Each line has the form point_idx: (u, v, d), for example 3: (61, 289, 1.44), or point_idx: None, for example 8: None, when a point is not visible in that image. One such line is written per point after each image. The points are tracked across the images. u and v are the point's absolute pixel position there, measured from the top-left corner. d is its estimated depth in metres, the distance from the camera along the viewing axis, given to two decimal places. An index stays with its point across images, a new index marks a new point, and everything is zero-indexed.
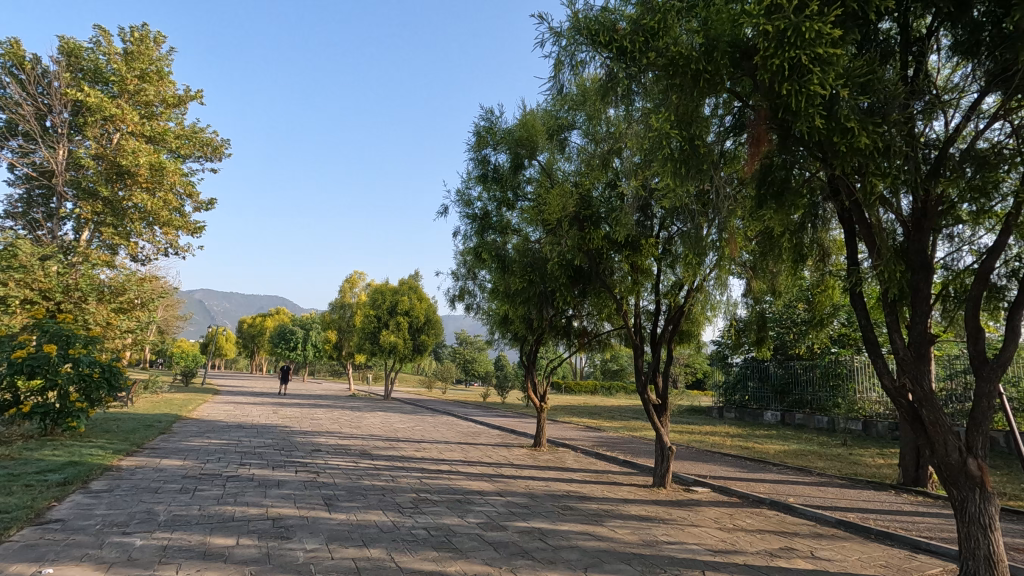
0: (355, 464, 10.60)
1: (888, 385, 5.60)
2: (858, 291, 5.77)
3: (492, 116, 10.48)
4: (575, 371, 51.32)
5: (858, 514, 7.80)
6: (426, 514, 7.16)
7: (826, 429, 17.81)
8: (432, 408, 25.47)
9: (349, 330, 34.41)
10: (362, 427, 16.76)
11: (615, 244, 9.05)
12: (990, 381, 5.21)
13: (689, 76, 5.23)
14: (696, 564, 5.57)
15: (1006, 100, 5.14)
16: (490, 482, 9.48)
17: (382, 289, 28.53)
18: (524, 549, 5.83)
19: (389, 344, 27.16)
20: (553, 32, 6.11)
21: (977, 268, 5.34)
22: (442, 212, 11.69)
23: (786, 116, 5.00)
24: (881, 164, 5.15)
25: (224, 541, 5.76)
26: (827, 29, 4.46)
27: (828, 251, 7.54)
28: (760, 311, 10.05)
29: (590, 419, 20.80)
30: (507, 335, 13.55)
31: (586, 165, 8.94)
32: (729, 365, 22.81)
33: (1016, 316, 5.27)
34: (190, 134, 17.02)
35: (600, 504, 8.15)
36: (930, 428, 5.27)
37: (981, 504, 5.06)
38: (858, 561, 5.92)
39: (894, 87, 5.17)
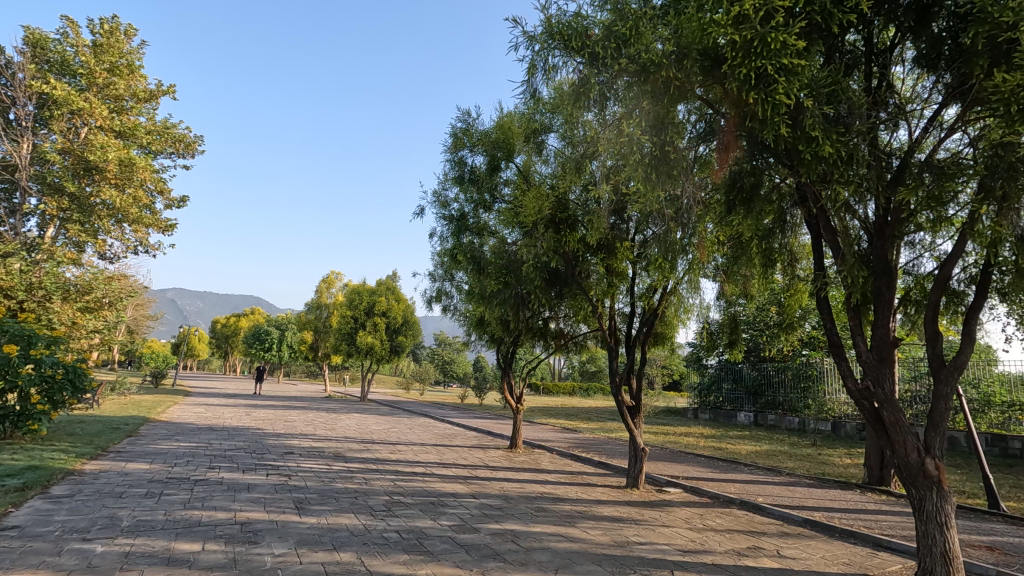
0: (328, 467, 10.49)
1: (852, 387, 5.75)
2: (824, 296, 5.92)
3: (468, 117, 10.46)
4: (554, 373, 51.53)
5: (824, 512, 7.99)
6: (398, 517, 7.12)
7: (797, 430, 18.19)
8: (408, 410, 25.29)
9: (325, 330, 34.01)
10: (337, 429, 16.57)
11: (590, 247, 9.17)
12: (948, 383, 5.39)
13: (660, 82, 5.34)
14: (665, 564, 5.64)
15: (964, 113, 5.33)
16: (465, 484, 9.47)
17: (359, 289, 28.24)
18: (497, 551, 5.84)
19: (366, 345, 26.89)
20: (526, 35, 6.12)
21: (937, 274, 5.51)
22: (419, 212, 11.62)
23: (753, 124, 5.13)
24: (846, 172, 5.30)
25: (189, 546, 5.64)
26: (792, 40, 4.57)
27: (797, 256, 7.73)
28: (733, 314, 10.22)
29: (567, 421, 20.90)
30: (484, 336, 13.55)
31: (562, 168, 8.99)
32: (704, 367, 23.14)
33: (974, 321, 5.45)
34: (162, 129, 16.64)
35: (574, 505, 8.19)
36: (891, 429, 5.43)
37: (939, 502, 5.22)
38: (822, 559, 6.07)
39: (858, 97, 5.32)
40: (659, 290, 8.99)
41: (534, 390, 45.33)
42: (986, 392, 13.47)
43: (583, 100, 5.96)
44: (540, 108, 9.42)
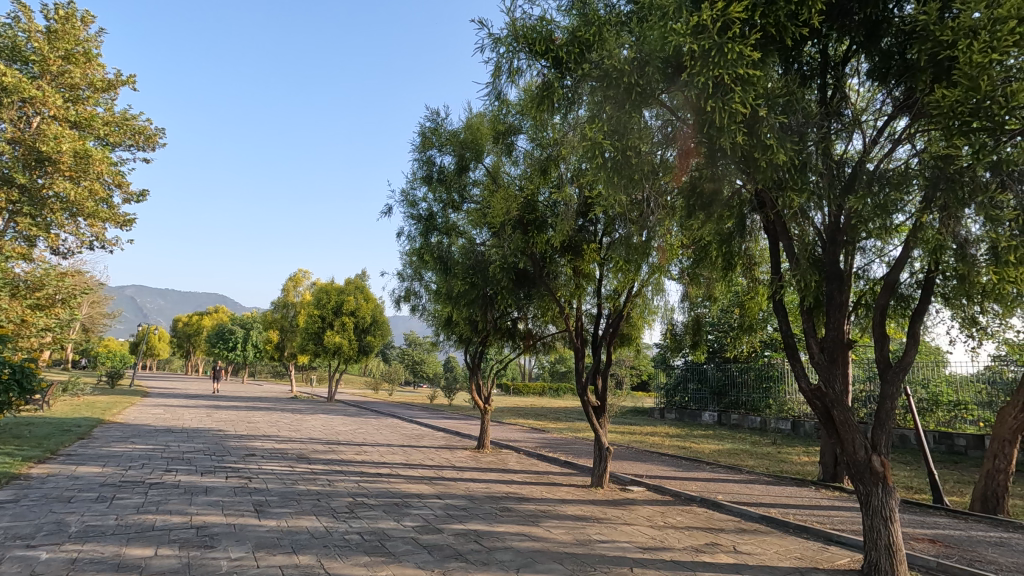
0: (291, 468, 10.32)
1: (805, 387, 5.94)
2: (780, 298, 6.11)
3: (437, 117, 10.40)
4: (524, 373, 51.64)
5: (780, 509, 8.24)
6: (361, 519, 7.05)
7: (758, 429, 18.68)
8: (376, 411, 25.02)
9: (292, 330, 33.40)
10: (302, 429, 16.30)
11: (558, 249, 9.27)
12: (893, 384, 5.64)
13: (622, 88, 5.44)
14: (625, 562, 5.74)
15: (912, 125, 5.56)
16: (430, 484, 9.43)
17: (327, 288, 27.78)
18: (459, 552, 5.84)
19: (333, 345, 26.48)
20: (492, 37, 6.13)
21: (884, 279, 5.74)
22: (387, 211, 11.49)
23: (711, 131, 5.27)
24: (800, 180, 5.49)
25: (141, 551, 5.47)
26: (747, 52, 4.72)
27: (756, 261, 7.95)
28: (697, 316, 10.42)
29: (535, 421, 21.03)
30: (452, 336, 13.52)
31: (530, 170, 9.02)
32: (670, 367, 23.53)
33: (919, 324, 5.70)
34: (120, 121, 16.07)
35: (538, 504, 8.26)
36: (840, 427, 5.64)
37: (884, 497, 5.45)
38: (775, 554, 6.27)
39: (811, 107, 5.51)
40: (624, 291, 9.09)
41: (504, 390, 45.49)
42: (934, 391, 14.07)
43: (547, 103, 6.00)
44: (509, 109, 9.44)
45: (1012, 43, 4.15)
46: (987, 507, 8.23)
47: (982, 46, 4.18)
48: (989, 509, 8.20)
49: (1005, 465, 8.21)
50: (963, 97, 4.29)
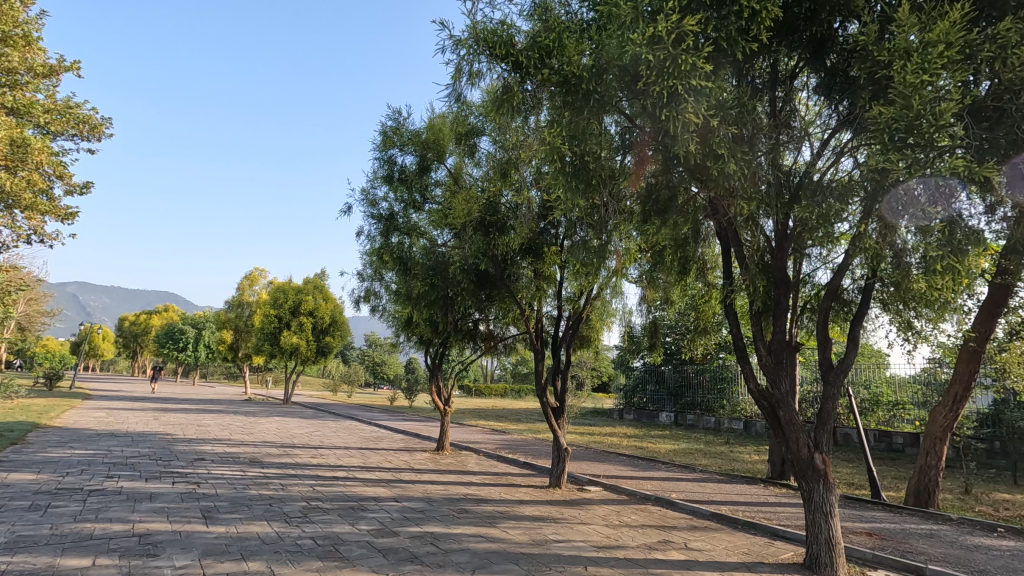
0: (243, 472, 10.02)
1: (753, 389, 6.16)
2: (731, 303, 6.33)
3: (399, 116, 10.29)
4: (486, 374, 51.52)
5: (730, 506, 8.52)
6: (315, 523, 6.91)
7: (713, 429, 19.22)
8: (334, 413, 24.53)
9: (247, 330, 32.39)
10: (255, 432, 15.84)
11: (519, 251, 9.33)
12: (835, 385, 5.93)
13: (580, 94, 5.56)
14: (579, 561, 5.82)
15: (854, 139, 5.83)
16: (388, 487, 9.32)
17: (285, 288, 27.05)
18: (414, 554, 5.80)
19: (290, 346, 25.79)
20: (453, 38, 6.09)
21: (827, 285, 6.02)
22: (346, 210, 11.26)
23: (666, 139, 5.44)
24: (749, 190, 5.71)
25: (77, 562, 5.21)
26: (700, 64, 4.89)
27: (710, 266, 8.19)
28: (654, 319, 10.65)
29: (495, 422, 21.06)
30: (412, 337, 13.39)
31: (493, 171, 9.06)
32: (629, 369, 23.96)
33: (858, 329, 5.99)
34: (63, 109, 15.26)
35: (496, 506, 8.27)
36: (785, 426, 5.89)
37: (825, 493, 5.71)
38: (724, 549, 6.48)
39: (760, 119, 5.72)
40: (584, 294, 9.22)
41: (466, 392, 45.38)
42: (875, 392, 14.86)
43: (508, 106, 6.01)
44: (472, 110, 9.45)
45: (942, 66, 4.43)
46: (919, 501, 8.72)
47: (915, 67, 4.44)
48: (921, 502, 8.70)
49: (935, 462, 8.72)
50: (898, 114, 4.55)
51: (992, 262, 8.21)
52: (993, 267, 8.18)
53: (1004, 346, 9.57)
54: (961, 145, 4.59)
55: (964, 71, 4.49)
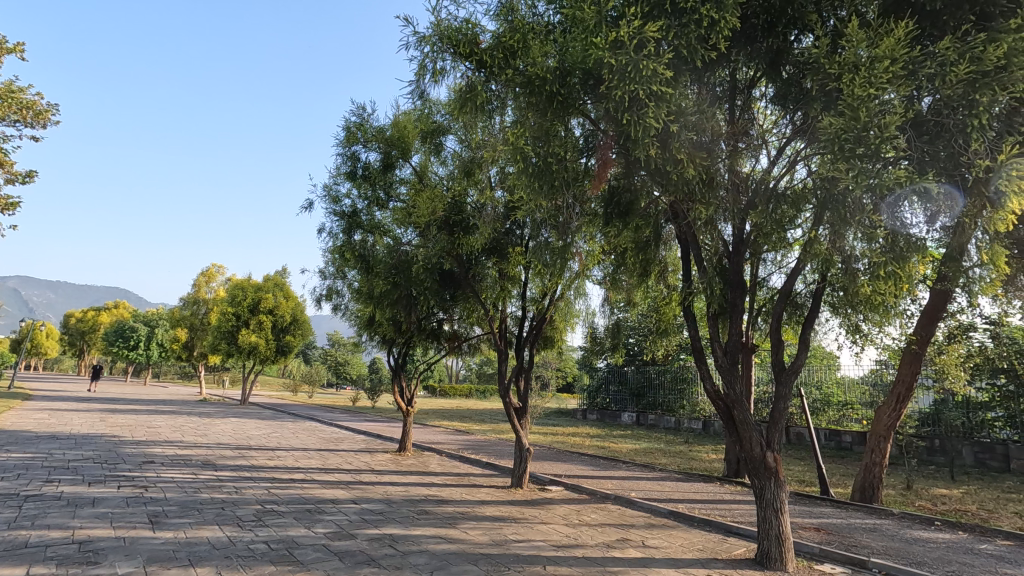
0: (195, 475, 9.68)
1: (709, 389, 6.30)
2: (690, 305, 6.45)
3: (363, 112, 10.11)
4: (451, 374, 51.23)
5: (686, 504, 8.71)
6: (269, 527, 6.73)
7: (673, 429, 19.63)
8: (294, 414, 23.96)
9: (203, 328, 31.28)
10: (210, 434, 15.33)
11: (484, 251, 9.31)
12: (786, 385, 6.14)
13: (544, 96, 5.62)
14: (538, 560, 5.84)
15: (807, 148, 6.03)
16: (347, 489, 9.15)
17: (243, 285, 26.28)
18: (371, 557, 5.71)
19: (248, 345, 25.05)
20: (417, 35, 6.03)
21: (781, 288, 6.20)
22: (308, 206, 11.00)
23: (627, 143, 5.55)
24: (707, 195, 5.86)
25: (8, 571, 4.93)
26: (660, 70, 4.96)
27: (671, 269, 8.36)
28: (616, 320, 10.78)
29: (459, 423, 20.96)
30: (375, 337, 13.21)
31: (459, 171, 9.04)
32: (593, 370, 24.23)
33: (808, 332, 6.20)
34: (4, 93, 14.38)
35: (457, 506, 8.23)
36: (739, 425, 6.05)
37: (776, 491, 5.89)
38: (679, 547, 6.62)
39: (718, 126, 5.84)
40: (548, 294, 9.28)
41: (431, 392, 45.02)
42: (826, 392, 15.47)
43: (472, 106, 5.98)
44: (439, 109, 9.41)
45: (888, 80, 4.63)
46: (864, 497, 9.10)
47: (864, 80, 4.63)
48: (866, 498, 9.08)
49: (880, 459, 9.12)
50: (846, 126, 4.74)
51: (934, 269, 8.65)
52: (934, 275, 8.60)
53: (943, 349, 10.09)
54: (904, 156, 4.84)
55: (908, 86, 4.69)
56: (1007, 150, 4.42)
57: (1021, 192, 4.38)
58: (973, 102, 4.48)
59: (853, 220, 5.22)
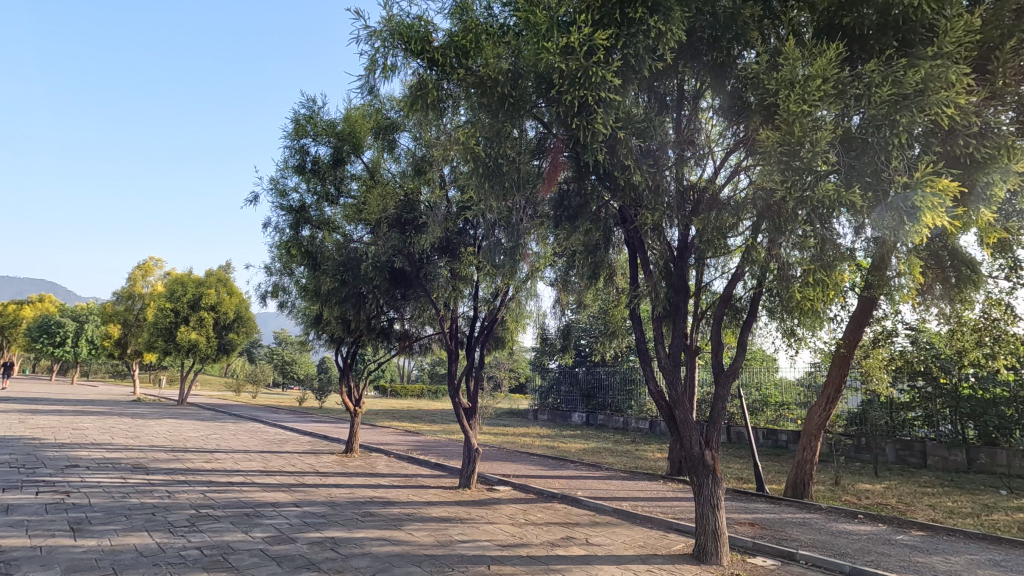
0: (123, 480, 9.16)
1: (653, 389, 6.48)
2: (636, 308, 6.62)
3: (314, 105, 9.82)
4: (403, 374, 50.58)
5: (630, 502, 8.93)
6: (203, 532, 6.46)
7: (621, 429, 20.06)
8: (236, 415, 23.00)
9: (138, 325, 29.61)
10: (142, 436, 14.54)
11: (436, 250, 9.24)
12: (725, 386, 6.41)
13: (495, 97, 5.67)
14: (483, 560, 5.86)
15: (747, 159, 6.30)
16: (289, 492, 8.88)
17: (183, 280, 25.09)
18: (311, 561, 5.57)
19: (187, 343, 23.93)
20: (367, 29, 5.93)
21: (722, 292, 6.46)
22: (253, 199, 10.58)
23: (577, 147, 5.68)
24: (653, 202, 6.05)
25: None
26: (609, 77, 5.09)
27: (619, 272, 8.56)
28: (567, 322, 10.91)
29: (409, 423, 20.77)
30: (322, 335, 12.87)
31: (412, 168, 8.96)
32: (545, 370, 24.45)
33: (746, 336, 6.47)
34: None
35: (403, 508, 8.13)
36: (681, 426, 6.26)
37: (713, 488, 6.12)
38: (622, 543, 6.78)
39: (665, 133, 6.00)
40: (500, 295, 9.33)
41: (381, 392, 44.24)
42: (764, 393, 16.20)
43: (423, 104, 5.93)
44: (392, 105, 9.27)
45: (820, 98, 4.91)
46: (796, 492, 9.59)
47: (798, 97, 4.89)
48: (797, 494, 9.57)
49: (810, 456, 9.63)
50: (782, 140, 4.99)
51: (863, 277, 9.19)
52: (862, 283, 9.14)
53: (868, 352, 10.75)
54: (833, 171, 5.14)
55: (838, 105, 4.98)
56: (923, 168, 4.76)
57: (935, 208, 4.64)
58: (895, 121, 4.79)
59: (786, 229, 5.52)
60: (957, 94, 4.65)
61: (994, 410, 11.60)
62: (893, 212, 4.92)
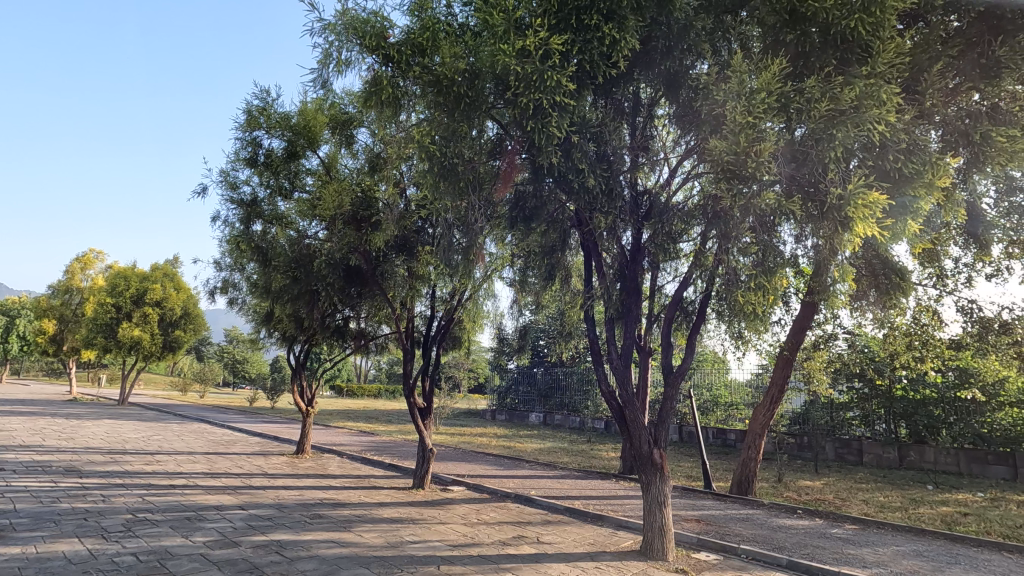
0: (53, 484, 8.66)
1: (605, 389, 6.62)
2: (590, 310, 6.76)
3: (267, 96, 9.54)
4: (360, 373, 49.78)
5: (582, 500, 9.07)
6: (140, 537, 6.18)
7: (577, 429, 20.32)
8: (181, 415, 22.07)
9: (75, 320, 28.03)
10: (77, 438, 13.78)
11: (393, 247, 9.14)
12: (674, 386, 6.59)
13: (451, 96, 5.67)
14: (433, 561, 5.83)
15: (696, 167, 6.52)
16: (234, 494, 8.60)
17: (126, 273, 23.90)
18: (255, 565, 5.42)
19: (129, 340, 22.81)
20: (321, 22, 5.84)
21: (673, 295, 6.64)
22: (201, 191, 10.19)
23: (533, 150, 5.73)
24: (608, 205, 6.16)
25: None
26: (563, 82, 5.21)
27: (574, 274, 8.68)
28: (524, 323, 10.97)
29: (364, 424, 20.43)
30: (274, 334, 12.55)
31: (369, 165, 8.85)
32: (504, 370, 24.49)
33: (695, 337, 6.68)
34: None
35: (354, 509, 7.99)
36: (631, 426, 6.40)
37: (660, 485, 6.27)
38: (572, 541, 6.88)
39: (619, 139, 6.13)
40: (457, 295, 9.33)
41: (336, 392, 43.36)
42: (715, 394, 16.72)
43: (378, 100, 5.88)
44: (350, 99, 9.13)
45: (764, 111, 5.12)
46: (741, 489, 9.94)
47: (744, 109, 5.08)
48: (742, 491, 9.93)
49: (755, 454, 10.00)
50: (728, 149, 5.18)
51: (806, 282, 9.62)
52: (805, 287, 9.58)
53: (810, 354, 11.26)
54: (776, 181, 5.34)
55: (781, 117, 5.22)
56: (856, 180, 5.02)
57: (866, 219, 4.92)
58: (832, 135, 5.05)
59: (732, 236, 5.73)
60: (888, 112, 4.91)
61: (924, 410, 12.36)
62: (830, 223, 5.20)
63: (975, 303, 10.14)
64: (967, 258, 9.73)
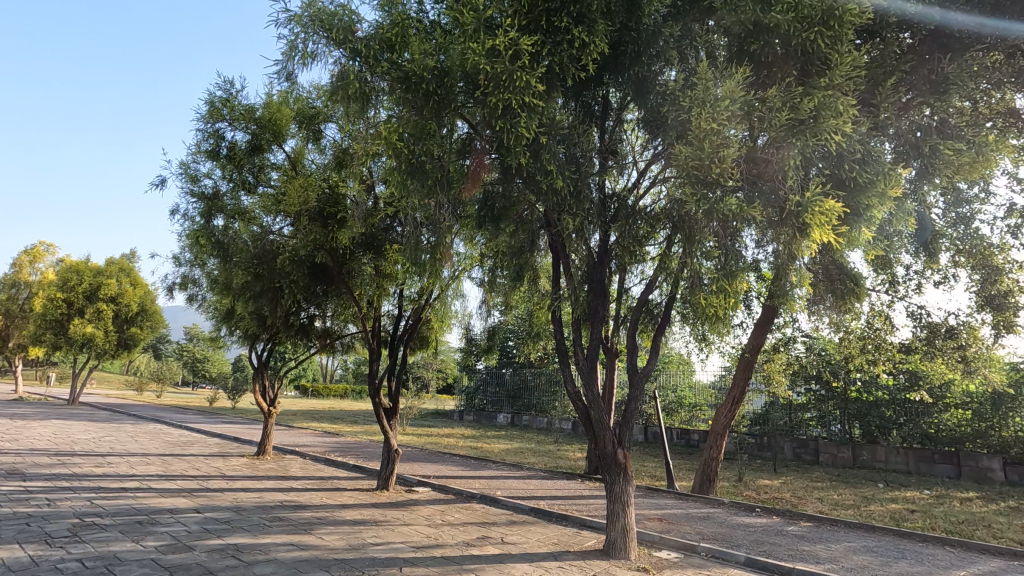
0: None
1: (570, 389, 6.67)
2: (557, 310, 6.79)
3: (231, 88, 9.29)
4: (326, 373, 48.96)
5: (547, 501, 9.11)
6: (87, 543, 5.92)
7: (544, 429, 20.41)
8: (135, 415, 21.25)
9: (23, 316, 26.71)
10: (21, 439, 13.11)
11: (360, 245, 9.00)
12: (638, 387, 6.68)
13: (420, 94, 5.60)
14: (395, 562, 5.75)
15: (663, 171, 6.62)
16: (189, 497, 8.32)
17: (78, 267, 22.89)
18: (209, 570, 5.26)
19: (81, 337, 21.85)
20: (287, 14, 5.72)
21: (639, 297, 6.69)
22: (159, 183, 9.84)
23: (501, 150, 5.72)
24: (575, 207, 6.21)
25: None
26: (533, 83, 5.22)
27: (541, 275, 8.71)
28: (493, 323, 10.96)
29: (328, 424, 20.07)
30: (235, 331, 12.23)
31: (337, 161, 8.71)
32: (472, 371, 24.41)
33: (659, 338, 6.77)
34: None
35: (315, 512, 7.84)
36: (596, 427, 6.46)
37: (623, 485, 6.34)
38: (536, 541, 6.90)
39: (587, 141, 6.17)
40: (426, 294, 9.26)
41: (301, 392, 42.52)
42: (679, 395, 17.02)
43: (345, 95, 5.77)
44: (318, 94, 8.96)
45: (728, 118, 5.22)
46: (702, 489, 10.14)
47: (709, 115, 5.17)
48: (703, 490, 10.13)
49: (716, 455, 10.21)
50: (693, 155, 5.28)
51: (767, 286, 9.90)
52: (766, 291, 9.86)
53: (770, 356, 11.58)
54: (737, 187, 5.45)
55: (744, 125, 5.32)
56: (813, 188, 5.19)
57: (822, 225, 5.09)
58: (790, 144, 5.21)
59: (696, 239, 5.84)
60: (844, 124, 5.09)
61: (876, 411, 12.88)
62: (789, 229, 5.36)
63: (923, 308, 10.61)
64: (917, 266, 10.17)
